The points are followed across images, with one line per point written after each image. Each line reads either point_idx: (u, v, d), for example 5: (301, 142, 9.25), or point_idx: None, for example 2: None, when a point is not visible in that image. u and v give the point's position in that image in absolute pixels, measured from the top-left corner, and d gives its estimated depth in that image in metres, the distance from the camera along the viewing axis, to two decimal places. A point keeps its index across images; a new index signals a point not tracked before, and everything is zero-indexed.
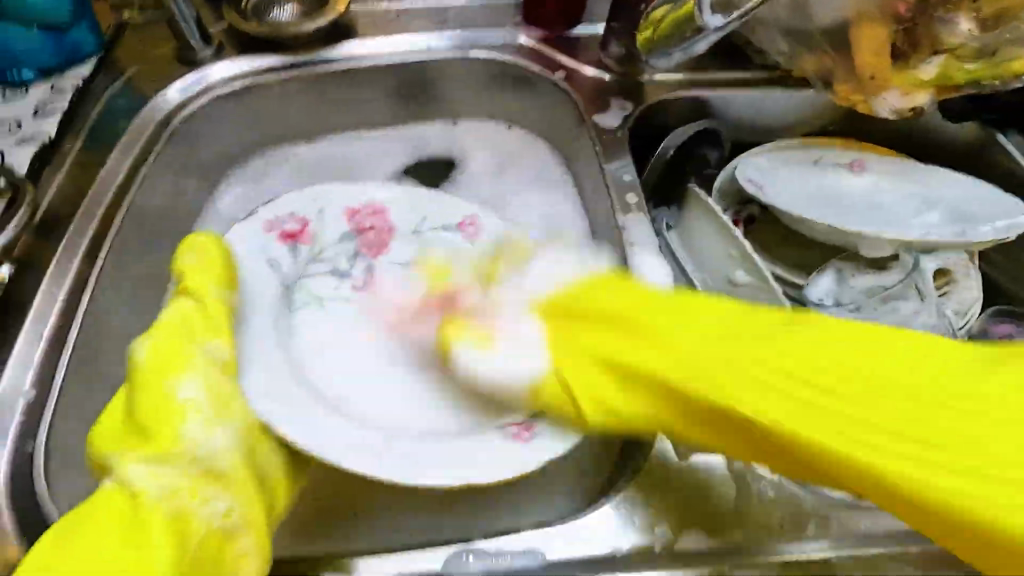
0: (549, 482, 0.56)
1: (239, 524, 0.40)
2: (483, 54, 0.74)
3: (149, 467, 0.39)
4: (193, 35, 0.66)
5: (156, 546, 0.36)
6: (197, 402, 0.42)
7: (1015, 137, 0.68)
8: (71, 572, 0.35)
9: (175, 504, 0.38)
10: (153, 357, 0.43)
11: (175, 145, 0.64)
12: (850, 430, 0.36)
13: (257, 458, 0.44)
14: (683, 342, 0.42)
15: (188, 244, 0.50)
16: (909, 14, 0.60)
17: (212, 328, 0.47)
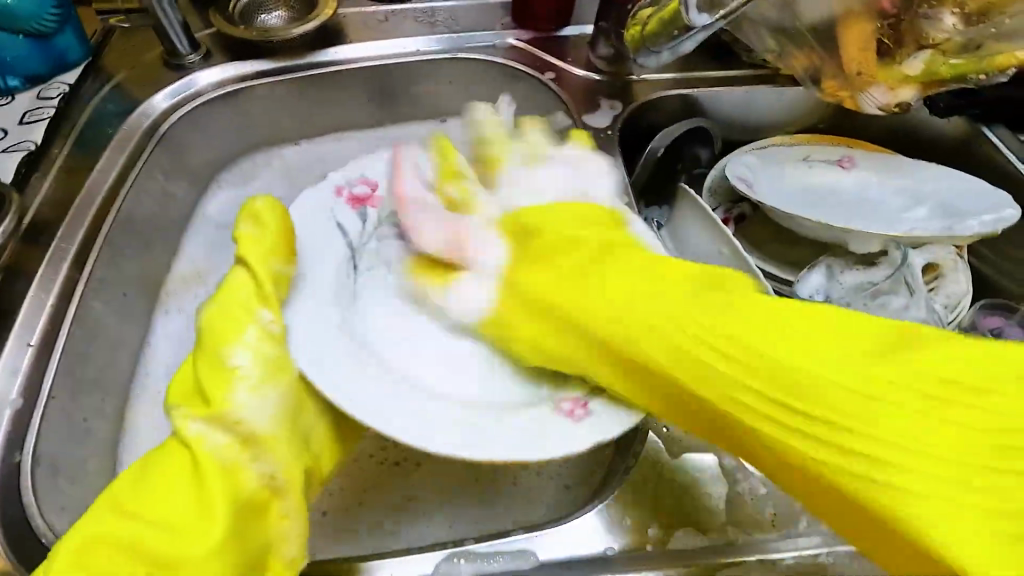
0: (542, 485, 0.55)
1: (281, 487, 0.40)
2: (473, 56, 0.74)
3: (204, 428, 0.39)
4: (181, 40, 0.66)
5: (213, 496, 0.37)
6: (246, 370, 0.41)
7: (1002, 130, 0.69)
8: (132, 523, 0.36)
9: (228, 462, 0.39)
10: (209, 322, 0.43)
11: (164, 150, 0.64)
12: (941, 473, 0.31)
13: (301, 421, 0.43)
14: (778, 339, 0.36)
15: (248, 211, 0.48)
16: (895, 10, 0.60)
17: (266, 297, 0.44)
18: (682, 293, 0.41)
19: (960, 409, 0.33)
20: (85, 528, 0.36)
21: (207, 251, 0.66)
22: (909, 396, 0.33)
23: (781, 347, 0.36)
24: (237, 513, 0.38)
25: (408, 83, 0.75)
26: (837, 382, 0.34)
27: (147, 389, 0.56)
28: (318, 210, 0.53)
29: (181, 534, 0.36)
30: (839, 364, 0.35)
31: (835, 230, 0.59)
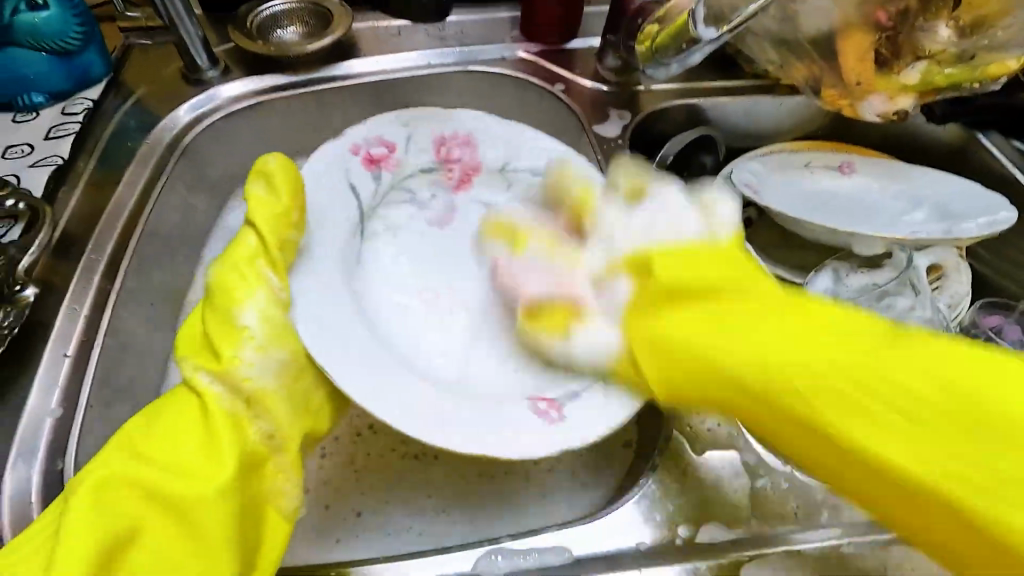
0: (559, 483, 0.56)
1: (277, 445, 0.43)
2: (484, 69, 0.76)
3: (211, 379, 0.42)
4: (201, 56, 0.67)
5: (221, 443, 0.40)
6: (252, 330, 0.43)
7: (996, 136, 0.71)
8: (146, 463, 0.39)
9: (233, 412, 0.42)
10: (219, 277, 0.45)
11: (186, 164, 0.65)
12: (863, 408, 0.34)
13: (298, 385, 0.45)
14: (752, 332, 0.38)
15: (260, 171, 0.48)
16: (891, 22, 0.63)
17: (273, 261, 0.45)
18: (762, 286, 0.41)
19: (864, 388, 0.34)
20: (102, 466, 0.39)
21: None
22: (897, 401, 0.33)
23: (790, 338, 0.37)
24: (240, 463, 0.41)
25: (420, 95, 0.77)
26: (817, 361, 0.35)
27: None
28: (331, 167, 0.53)
29: (185, 475, 0.39)
30: (920, 396, 0.33)
31: (842, 234, 0.62)
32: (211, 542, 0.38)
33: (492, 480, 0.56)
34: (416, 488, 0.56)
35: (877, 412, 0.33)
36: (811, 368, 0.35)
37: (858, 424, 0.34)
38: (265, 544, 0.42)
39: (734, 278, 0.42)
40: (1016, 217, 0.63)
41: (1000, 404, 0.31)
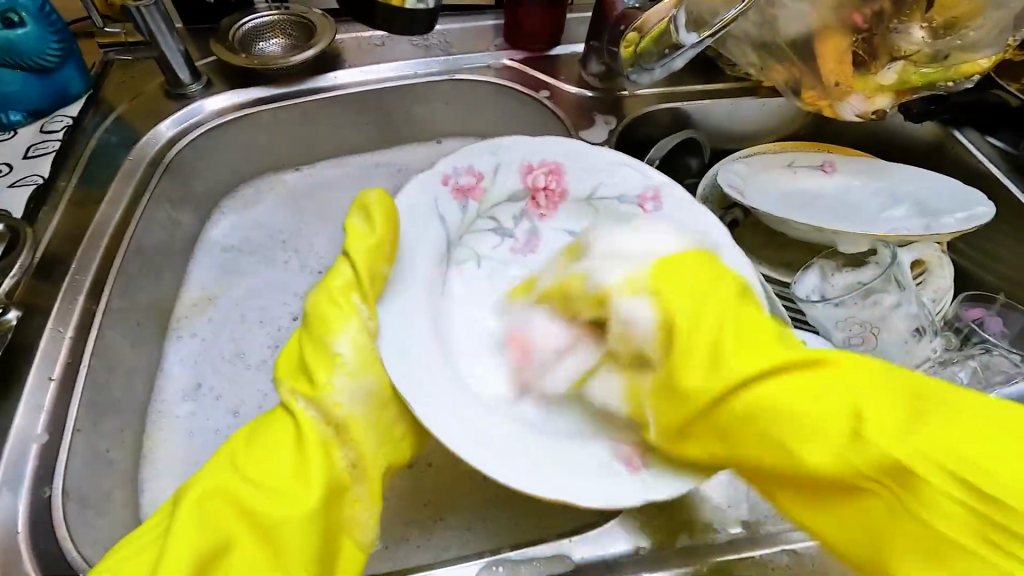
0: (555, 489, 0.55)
1: (359, 473, 0.44)
2: (469, 77, 0.77)
3: (309, 404, 0.43)
4: (183, 70, 0.66)
5: (313, 467, 0.41)
6: (345, 358, 0.43)
7: (971, 132, 0.73)
8: (248, 479, 0.41)
9: (328, 433, 0.43)
10: (315, 306, 0.45)
11: (170, 180, 0.64)
12: (857, 451, 0.34)
13: (383, 417, 0.45)
14: (855, 402, 0.35)
15: (359, 203, 0.48)
16: (867, 24, 0.65)
17: (365, 295, 0.44)
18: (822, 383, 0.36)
19: (963, 474, 0.32)
20: (202, 481, 0.41)
21: (211, 277, 0.67)
22: (950, 464, 0.33)
23: (802, 417, 0.36)
24: (327, 488, 0.41)
25: (404, 104, 0.77)
26: (832, 417, 0.35)
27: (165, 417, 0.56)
28: (422, 192, 0.52)
29: (282, 495, 0.40)
30: (897, 441, 0.34)
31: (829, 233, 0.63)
32: (292, 566, 0.39)
33: (490, 489, 0.56)
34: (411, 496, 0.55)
35: (941, 460, 0.33)
36: (848, 420, 0.35)
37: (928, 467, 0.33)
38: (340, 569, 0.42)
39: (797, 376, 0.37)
40: (993, 211, 0.65)
41: (988, 452, 0.32)
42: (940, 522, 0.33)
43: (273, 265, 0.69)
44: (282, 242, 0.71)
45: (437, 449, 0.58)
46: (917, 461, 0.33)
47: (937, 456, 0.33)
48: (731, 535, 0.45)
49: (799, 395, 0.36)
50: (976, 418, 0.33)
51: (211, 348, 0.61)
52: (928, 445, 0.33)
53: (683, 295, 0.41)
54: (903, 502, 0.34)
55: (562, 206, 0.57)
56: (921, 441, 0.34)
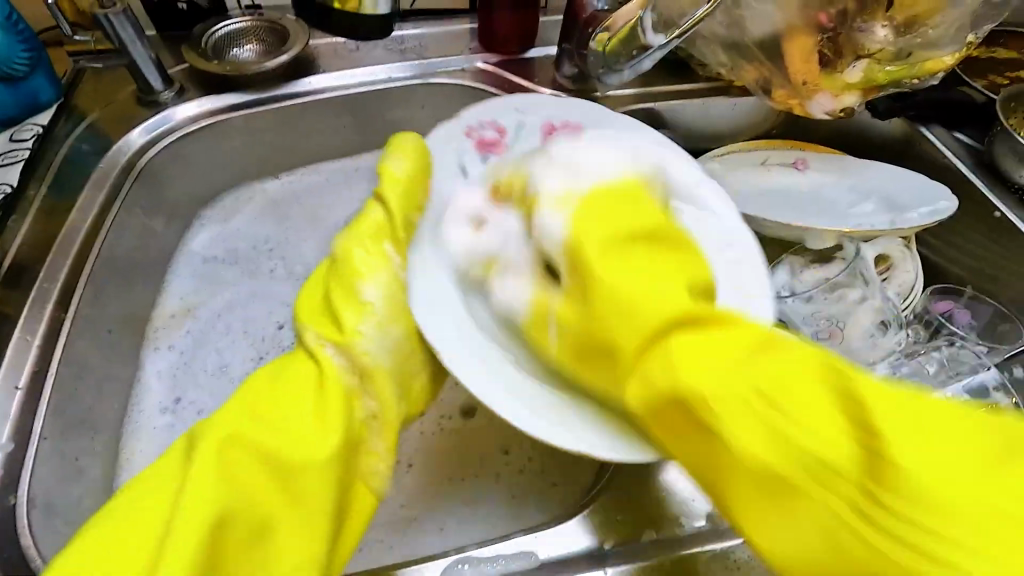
0: (528, 488, 0.55)
1: (376, 425, 0.43)
2: (443, 81, 0.77)
3: (334, 350, 0.43)
4: (154, 76, 0.66)
5: (333, 410, 0.41)
6: (374, 306, 0.44)
7: (938, 129, 0.74)
8: (268, 417, 0.40)
9: (352, 380, 0.43)
10: (348, 251, 0.46)
11: (143, 187, 0.64)
12: (785, 433, 0.31)
13: (410, 368, 0.45)
14: (763, 386, 0.32)
15: (394, 148, 0.49)
16: (832, 24, 0.66)
17: (398, 242, 0.46)
18: (735, 353, 0.33)
19: (895, 476, 0.29)
20: (224, 423, 0.40)
21: (190, 287, 0.67)
22: (890, 447, 0.29)
23: (730, 375, 0.32)
24: (346, 434, 0.41)
25: (380, 109, 0.77)
26: (741, 383, 0.32)
27: (138, 423, 0.57)
28: (446, 146, 0.52)
29: (303, 441, 0.39)
30: (819, 432, 0.31)
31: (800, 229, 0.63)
32: (313, 514, 0.38)
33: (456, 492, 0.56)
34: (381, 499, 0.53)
35: (880, 471, 0.29)
36: (794, 391, 0.32)
37: (846, 467, 0.30)
38: (352, 524, 0.42)
39: (757, 340, 0.34)
40: (956, 206, 0.66)
41: (896, 433, 0.29)
42: (829, 533, 0.30)
43: (258, 274, 0.69)
44: (258, 248, 0.72)
45: (403, 446, 0.56)
46: (847, 462, 0.30)
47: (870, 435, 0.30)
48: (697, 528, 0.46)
49: (705, 345, 0.34)
50: (889, 426, 0.30)
51: (190, 358, 0.62)
52: (859, 434, 0.30)
53: (603, 212, 0.37)
54: (801, 485, 0.31)
55: (583, 144, 0.52)
56: (813, 406, 0.31)
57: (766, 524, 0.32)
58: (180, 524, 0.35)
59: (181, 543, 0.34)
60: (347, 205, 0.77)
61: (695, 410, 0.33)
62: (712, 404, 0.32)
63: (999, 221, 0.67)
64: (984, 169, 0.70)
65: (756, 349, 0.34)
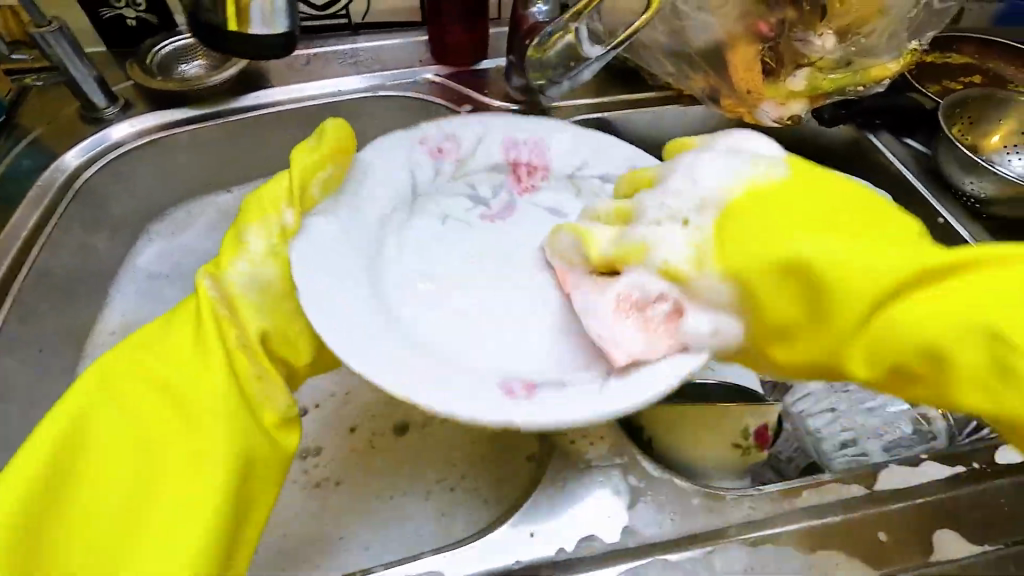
0: (457, 504, 0.54)
1: (251, 352, 0.42)
2: (394, 93, 0.77)
3: (212, 278, 0.43)
4: (96, 94, 0.67)
5: (204, 340, 0.41)
6: (249, 248, 0.44)
7: (886, 136, 0.74)
8: (149, 358, 0.42)
9: (229, 305, 0.43)
10: (253, 201, 0.46)
11: (82, 204, 0.65)
12: (951, 320, 0.34)
13: (287, 300, 0.44)
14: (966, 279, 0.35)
15: (318, 129, 0.49)
16: (772, 33, 0.66)
17: (302, 197, 0.45)
18: (882, 250, 0.35)
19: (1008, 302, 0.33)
20: (107, 358, 0.42)
21: (132, 298, 0.68)
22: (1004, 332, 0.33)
23: (870, 247, 0.35)
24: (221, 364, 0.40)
25: None
26: (920, 306, 0.35)
27: None
28: (391, 151, 0.53)
29: (174, 385, 0.41)
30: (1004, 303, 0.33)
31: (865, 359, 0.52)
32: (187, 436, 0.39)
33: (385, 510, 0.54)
34: (311, 518, 0.52)
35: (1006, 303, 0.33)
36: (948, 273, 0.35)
37: (947, 325, 0.34)
38: (256, 476, 0.41)
39: (898, 239, 0.37)
40: None
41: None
42: (986, 346, 0.33)
43: None
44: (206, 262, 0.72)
45: (331, 461, 0.56)
46: (959, 346, 0.34)
47: (988, 327, 0.33)
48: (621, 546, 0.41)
49: (874, 249, 0.35)
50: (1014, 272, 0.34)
51: None
52: (976, 319, 0.33)
53: (773, 206, 0.38)
54: (923, 330, 0.34)
55: (542, 183, 0.57)
56: (909, 252, 0.35)
57: (990, 390, 0.34)
58: (37, 442, 0.38)
59: (27, 481, 0.36)
60: None
61: (919, 283, 0.35)
62: (910, 280, 0.34)
63: (941, 226, 0.67)
64: (929, 177, 0.70)
65: (923, 273, 0.35)
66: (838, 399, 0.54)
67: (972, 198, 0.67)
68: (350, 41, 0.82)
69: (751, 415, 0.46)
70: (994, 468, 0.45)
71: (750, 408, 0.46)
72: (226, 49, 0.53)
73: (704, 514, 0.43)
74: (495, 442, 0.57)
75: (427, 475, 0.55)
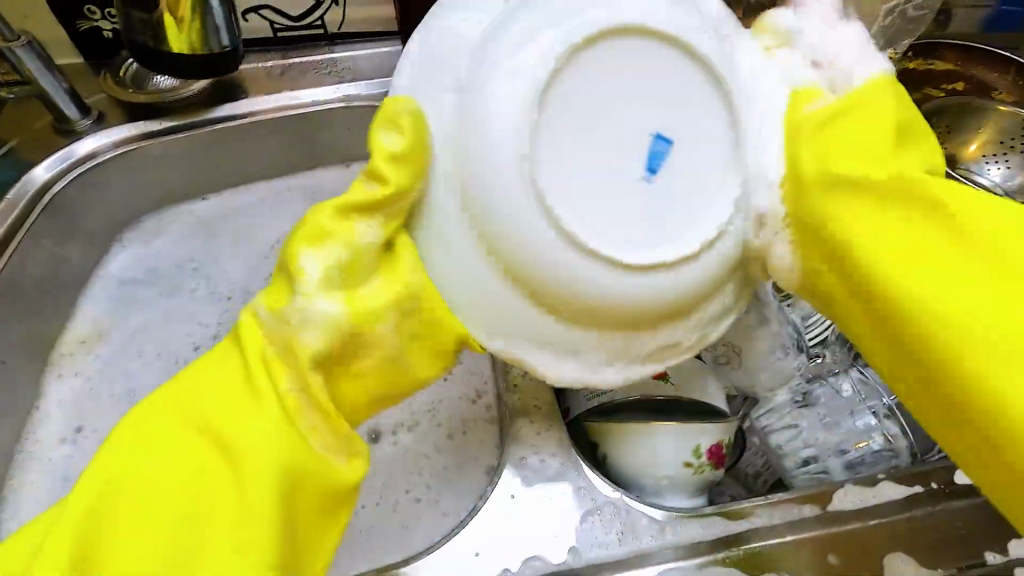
0: (417, 517, 0.53)
1: (308, 400, 0.34)
2: (369, 102, 0.78)
3: (285, 309, 0.34)
4: (69, 106, 0.67)
5: (262, 390, 0.33)
6: (328, 271, 0.34)
7: None
8: (177, 423, 0.33)
9: (287, 344, 0.34)
10: (313, 218, 0.35)
11: (53, 215, 0.65)
12: (944, 283, 0.31)
13: (370, 334, 0.35)
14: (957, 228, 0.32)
15: (386, 117, 0.36)
16: None
17: (345, 219, 0.36)
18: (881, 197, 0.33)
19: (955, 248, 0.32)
20: (127, 428, 0.33)
21: (104, 308, 0.69)
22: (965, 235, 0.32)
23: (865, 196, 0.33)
24: (282, 420, 0.33)
25: (307, 131, 0.78)
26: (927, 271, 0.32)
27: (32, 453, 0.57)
28: None
29: (217, 419, 0.33)
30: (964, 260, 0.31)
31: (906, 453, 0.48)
32: (246, 511, 0.31)
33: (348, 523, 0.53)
34: None
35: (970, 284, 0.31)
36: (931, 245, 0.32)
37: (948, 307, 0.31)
38: (301, 506, 0.34)
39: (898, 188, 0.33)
40: None
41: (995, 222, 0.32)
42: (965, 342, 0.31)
43: (179, 292, 0.71)
44: (179, 271, 0.72)
45: None
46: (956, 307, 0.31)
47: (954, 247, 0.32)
48: (559, 560, 0.41)
49: (882, 196, 0.33)
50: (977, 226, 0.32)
51: (93, 383, 0.64)
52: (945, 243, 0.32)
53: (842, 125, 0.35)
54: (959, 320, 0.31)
55: None
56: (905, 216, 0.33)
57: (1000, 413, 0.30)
58: (54, 549, 0.30)
59: (85, 501, 0.31)
60: (274, 226, 0.77)
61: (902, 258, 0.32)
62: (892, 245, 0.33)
63: None
64: None
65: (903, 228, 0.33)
66: (801, 416, 0.54)
67: None
68: (327, 50, 0.82)
69: (700, 433, 0.45)
70: (953, 487, 0.44)
71: (700, 426, 0.45)
72: (176, 69, 0.57)
73: (654, 533, 0.42)
74: (456, 454, 0.56)
75: (390, 487, 0.55)
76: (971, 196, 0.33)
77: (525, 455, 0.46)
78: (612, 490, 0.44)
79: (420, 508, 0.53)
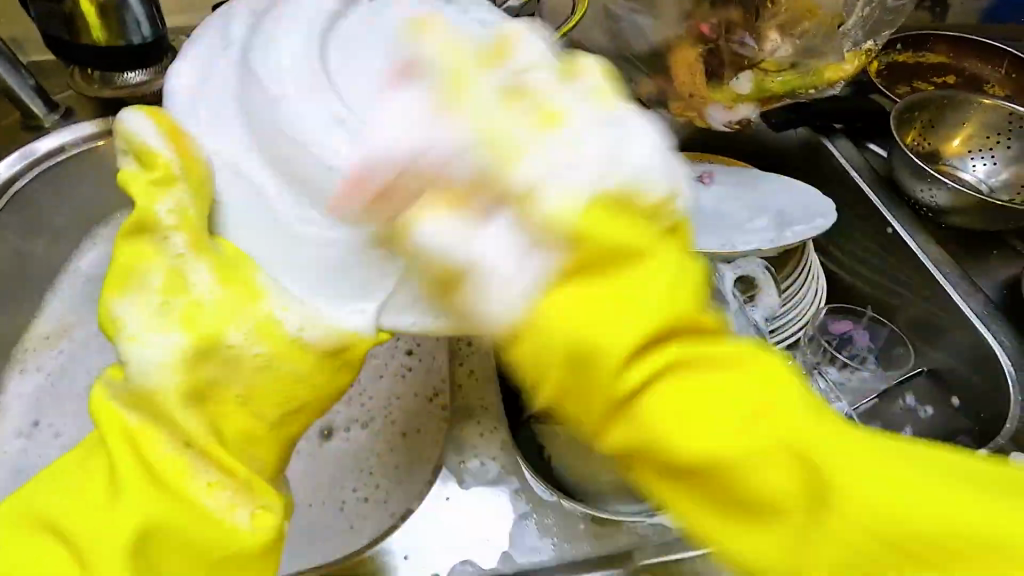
0: (362, 518, 0.51)
1: (192, 453, 0.32)
2: None
3: (135, 365, 0.32)
4: (35, 102, 0.67)
5: (119, 460, 0.32)
6: (134, 331, 0.32)
7: (843, 140, 0.70)
8: (49, 503, 0.32)
9: (140, 408, 0.32)
10: (122, 259, 0.34)
11: (16, 212, 0.65)
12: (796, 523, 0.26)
13: (225, 357, 0.33)
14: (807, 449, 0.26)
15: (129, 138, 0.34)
16: (713, 35, 0.65)
17: (176, 257, 0.33)
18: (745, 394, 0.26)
19: (803, 461, 0.26)
20: (4, 513, 0.32)
21: (68, 304, 0.69)
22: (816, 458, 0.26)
23: (662, 414, 0.26)
24: (152, 481, 0.32)
25: None
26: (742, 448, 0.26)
27: None
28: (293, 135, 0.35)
29: (94, 508, 0.31)
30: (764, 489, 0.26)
31: None
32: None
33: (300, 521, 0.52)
34: None
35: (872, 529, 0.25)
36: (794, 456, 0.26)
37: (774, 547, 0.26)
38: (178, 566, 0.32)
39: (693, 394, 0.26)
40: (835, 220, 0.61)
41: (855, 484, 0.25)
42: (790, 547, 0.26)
43: None
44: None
45: None
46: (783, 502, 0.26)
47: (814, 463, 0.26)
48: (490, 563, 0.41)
49: (685, 415, 0.26)
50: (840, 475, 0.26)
51: (53, 379, 0.65)
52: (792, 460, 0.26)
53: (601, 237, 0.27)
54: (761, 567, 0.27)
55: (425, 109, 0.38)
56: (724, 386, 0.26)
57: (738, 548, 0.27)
58: None
59: None
60: None
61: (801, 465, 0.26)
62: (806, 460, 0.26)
63: (891, 236, 0.63)
64: (884, 184, 0.66)
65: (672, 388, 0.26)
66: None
67: (924, 206, 0.63)
68: None
69: None
70: None
71: None
72: (74, 57, 0.66)
73: (589, 540, 0.41)
74: (405, 452, 0.53)
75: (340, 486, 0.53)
76: (781, 393, 0.26)
77: (462, 458, 0.45)
78: (549, 494, 0.43)
79: (369, 506, 0.51)
